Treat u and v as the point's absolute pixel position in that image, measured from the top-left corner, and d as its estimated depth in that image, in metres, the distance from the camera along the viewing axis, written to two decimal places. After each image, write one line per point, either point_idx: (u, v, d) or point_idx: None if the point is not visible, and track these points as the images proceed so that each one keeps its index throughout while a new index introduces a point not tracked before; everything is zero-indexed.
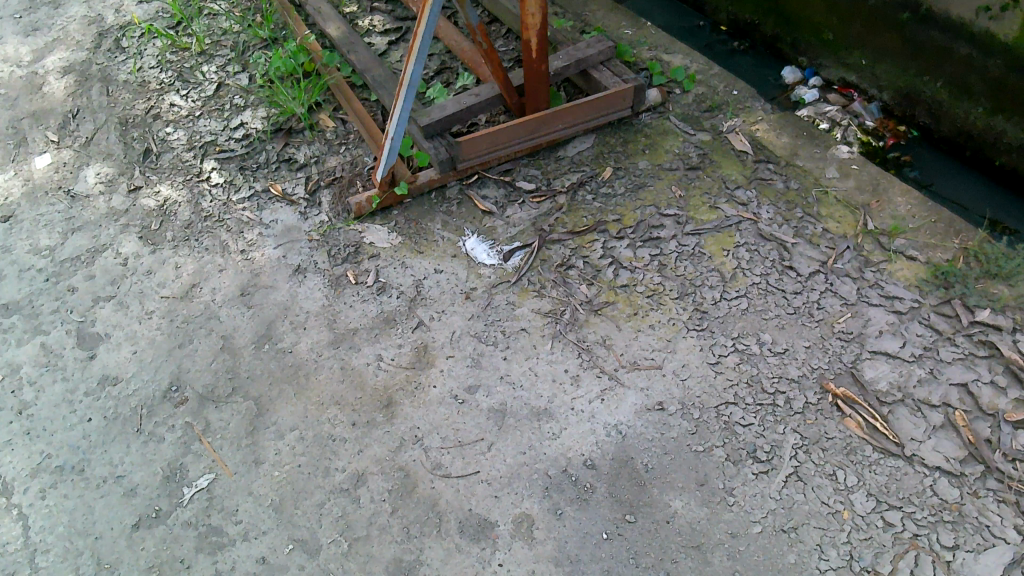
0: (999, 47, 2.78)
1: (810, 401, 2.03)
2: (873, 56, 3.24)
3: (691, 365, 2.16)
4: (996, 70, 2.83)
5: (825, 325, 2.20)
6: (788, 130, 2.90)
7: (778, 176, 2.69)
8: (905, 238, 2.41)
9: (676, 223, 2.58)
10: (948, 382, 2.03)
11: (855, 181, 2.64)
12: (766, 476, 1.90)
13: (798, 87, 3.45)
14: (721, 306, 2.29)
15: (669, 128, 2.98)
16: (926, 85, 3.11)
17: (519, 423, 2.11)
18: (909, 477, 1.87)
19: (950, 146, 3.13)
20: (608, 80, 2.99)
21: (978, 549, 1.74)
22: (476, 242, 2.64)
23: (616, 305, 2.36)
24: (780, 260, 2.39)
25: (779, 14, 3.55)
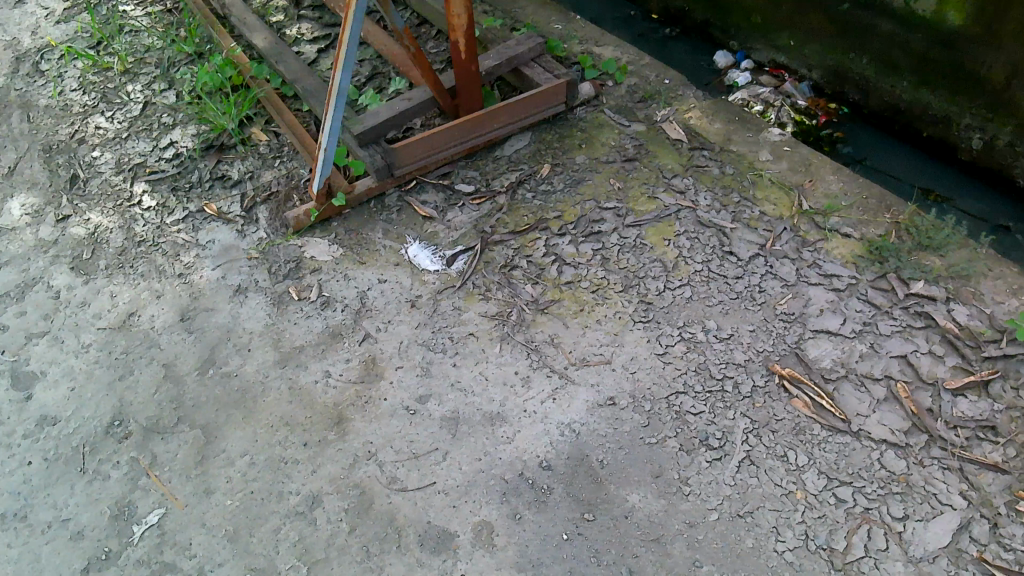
0: (919, 22, 2.85)
1: (758, 383, 2.04)
2: (800, 37, 3.33)
3: (640, 357, 2.15)
4: (917, 45, 2.91)
5: (768, 308, 2.22)
6: (721, 115, 2.92)
7: (713, 162, 2.71)
8: (839, 216, 2.44)
9: (617, 216, 2.58)
10: (889, 355, 2.06)
11: (788, 162, 2.67)
12: (720, 463, 1.90)
13: (731, 71, 3.53)
14: (666, 296, 2.30)
15: (604, 121, 2.99)
16: (853, 62, 3.20)
17: (472, 430, 2.08)
18: (857, 452, 1.88)
19: (879, 120, 3.23)
20: (540, 77, 2.98)
21: (927, 518, 1.75)
22: (419, 248, 2.60)
23: (562, 303, 2.35)
24: (721, 246, 2.41)
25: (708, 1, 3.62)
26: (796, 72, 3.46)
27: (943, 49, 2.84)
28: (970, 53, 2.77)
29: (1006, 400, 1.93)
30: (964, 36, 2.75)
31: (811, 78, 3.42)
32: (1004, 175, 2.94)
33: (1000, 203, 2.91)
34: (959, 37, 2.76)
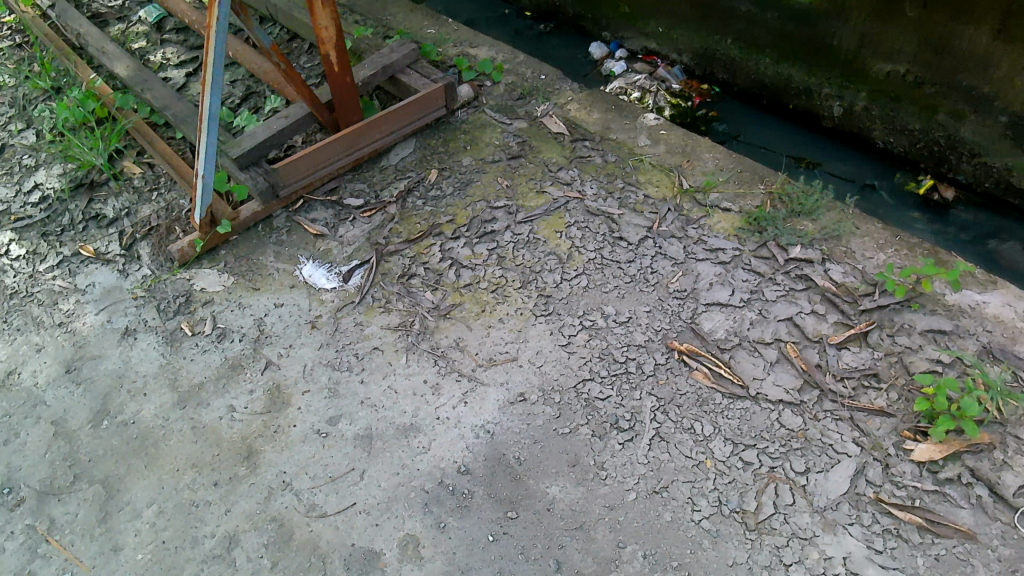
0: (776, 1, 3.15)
1: (659, 361, 2.10)
2: (667, 24, 3.62)
3: (544, 350, 2.18)
4: (775, 23, 3.22)
5: (661, 287, 2.28)
6: (598, 105, 2.99)
7: (596, 152, 2.77)
8: (718, 191, 2.54)
9: (508, 214, 2.60)
10: (777, 319, 2.16)
11: (666, 145, 2.76)
12: (632, 444, 1.94)
13: (607, 61, 3.80)
14: (563, 287, 2.33)
15: (485, 121, 3.00)
16: (718, 43, 3.50)
17: (387, 444, 2.05)
18: (758, 415, 1.96)
19: (749, 96, 3.56)
20: (417, 83, 2.97)
21: (827, 468, 1.84)
22: (313, 267, 2.54)
23: (463, 306, 2.35)
24: (611, 232, 2.46)
25: None
26: (667, 57, 3.74)
27: (798, 25, 3.15)
28: (822, 26, 3.08)
29: (884, 347, 2.05)
30: (815, 12, 3.06)
31: (681, 61, 3.71)
32: (862, 137, 3.29)
33: (862, 162, 3.27)
34: (810, 12, 3.07)
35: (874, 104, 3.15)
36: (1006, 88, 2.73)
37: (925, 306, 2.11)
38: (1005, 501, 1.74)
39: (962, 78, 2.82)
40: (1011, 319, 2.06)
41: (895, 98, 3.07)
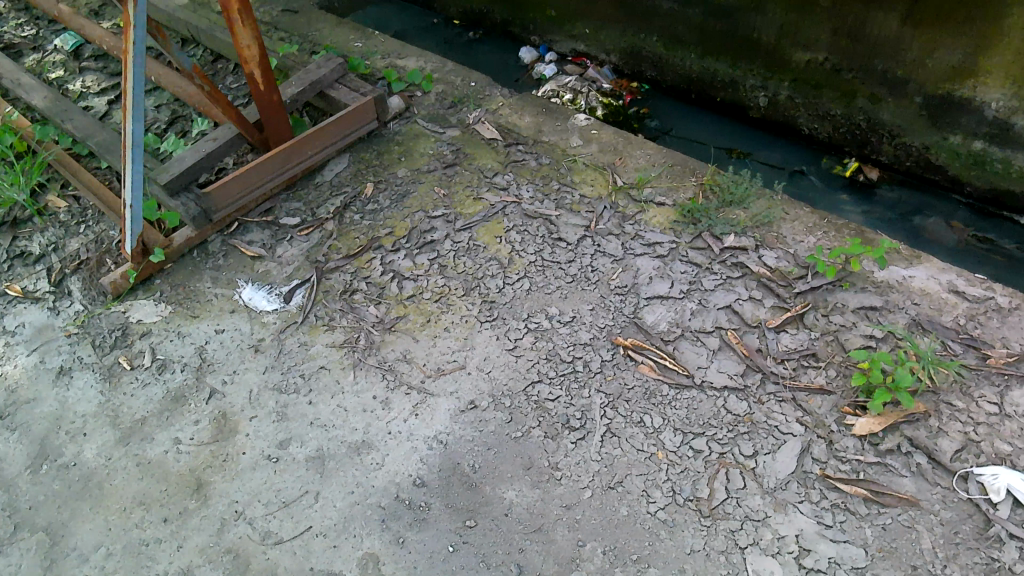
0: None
1: (605, 358, 2.12)
2: (594, 25, 3.67)
3: (492, 356, 2.17)
4: (696, 19, 3.30)
5: (603, 285, 2.31)
6: (529, 108, 3.01)
7: (530, 155, 2.79)
8: (651, 186, 2.58)
9: (446, 223, 2.59)
10: (716, 307, 2.20)
11: (598, 144, 2.79)
12: (584, 442, 1.95)
13: (538, 65, 3.83)
14: (506, 292, 2.33)
15: (418, 131, 2.99)
16: (644, 42, 3.56)
17: (339, 464, 2.01)
18: (704, 403, 1.99)
19: (677, 92, 3.63)
20: (346, 97, 2.94)
21: (774, 449, 1.88)
22: (252, 290, 2.49)
23: (408, 317, 2.33)
24: (550, 234, 2.48)
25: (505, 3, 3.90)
26: (596, 58, 3.79)
27: (719, 20, 3.23)
28: (742, 19, 3.16)
29: (820, 327, 2.11)
30: (734, 6, 3.14)
31: (610, 61, 3.76)
32: (788, 125, 3.39)
33: (790, 150, 3.37)
34: (730, 7, 3.16)
35: (797, 93, 3.24)
36: (918, 70, 2.85)
37: (856, 284, 2.18)
38: (943, 466, 1.80)
39: (877, 62, 2.93)
40: (937, 291, 2.14)
41: (816, 86, 3.16)
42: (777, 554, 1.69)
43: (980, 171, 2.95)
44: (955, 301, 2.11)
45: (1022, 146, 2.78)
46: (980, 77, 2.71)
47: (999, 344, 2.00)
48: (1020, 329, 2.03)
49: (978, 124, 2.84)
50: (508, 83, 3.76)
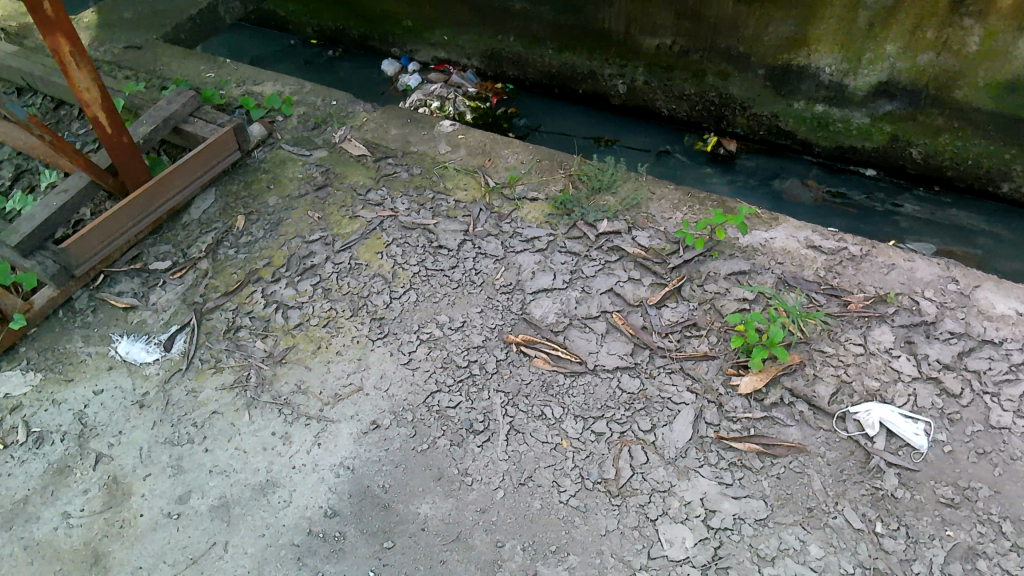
0: None
1: (500, 357, 2.14)
2: (450, 32, 3.69)
3: (388, 373, 2.15)
4: (549, 16, 3.37)
5: (488, 286, 2.32)
6: (393, 121, 2.99)
7: (400, 167, 2.78)
8: (523, 183, 2.62)
9: (325, 245, 2.55)
10: (599, 292, 2.26)
11: (466, 149, 2.81)
12: (490, 443, 1.95)
13: (401, 76, 3.81)
14: (394, 306, 2.31)
15: (284, 157, 2.92)
16: (502, 43, 3.61)
17: (245, 508, 1.93)
18: (599, 386, 2.04)
19: (542, 88, 3.70)
20: (203, 130, 2.84)
21: (670, 421, 1.95)
22: (129, 342, 2.36)
23: (297, 347, 2.27)
24: (430, 243, 2.48)
25: (359, 17, 3.86)
26: (458, 63, 3.81)
27: (570, 15, 3.32)
28: (591, 12, 3.26)
29: (697, 297, 2.20)
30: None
31: (473, 65, 3.79)
32: (649, 109, 3.51)
33: (653, 132, 3.50)
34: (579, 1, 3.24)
35: (652, 77, 3.37)
36: (757, 45, 3.03)
37: (724, 252, 2.29)
38: (822, 410, 1.92)
39: (720, 40, 3.09)
40: (797, 248, 2.28)
41: (667, 68, 3.30)
42: (686, 520, 1.76)
43: (824, 132, 3.18)
44: (814, 255, 2.26)
45: (856, 105, 3.03)
46: (812, 45, 2.92)
47: (856, 290, 2.15)
48: (873, 273, 2.19)
49: (817, 88, 3.05)
50: (373, 99, 3.73)
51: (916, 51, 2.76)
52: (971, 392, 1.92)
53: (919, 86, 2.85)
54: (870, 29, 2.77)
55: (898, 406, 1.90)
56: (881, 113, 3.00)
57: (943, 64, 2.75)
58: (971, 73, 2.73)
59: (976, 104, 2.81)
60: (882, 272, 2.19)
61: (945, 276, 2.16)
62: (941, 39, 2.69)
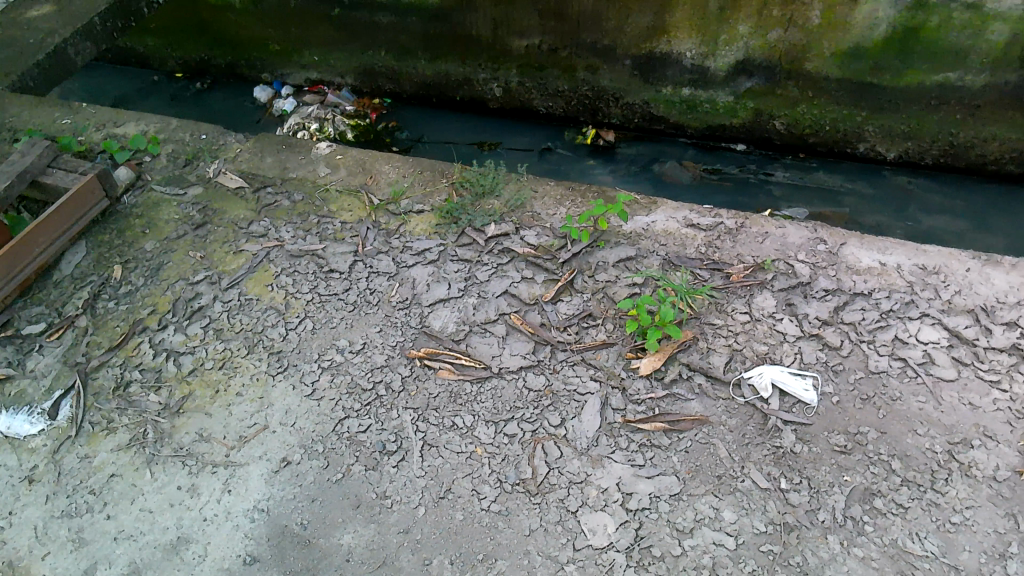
0: (410, 7, 3.29)
1: (405, 374, 2.12)
2: (319, 51, 3.62)
3: (293, 407, 2.09)
4: (416, 26, 3.36)
5: (384, 303, 2.30)
6: (268, 149, 2.92)
7: (281, 195, 2.71)
8: (407, 197, 2.61)
9: (211, 284, 2.45)
10: (495, 295, 2.27)
11: (346, 169, 2.77)
12: (405, 462, 1.93)
13: (275, 101, 3.72)
14: (291, 338, 2.25)
15: (157, 199, 2.80)
16: (373, 58, 3.57)
17: (158, 571, 1.83)
18: (507, 388, 2.06)
19: (419, 99, 3.69)
20: (64, 180, 2.68)
21: (578, 412, 1.98)
22: (9, 416, 2.18)
23: (194, 394, 2.17)
24: (320, 268, 2.43)
25: (222, 45, 3.74)
26: (332, 82, 3.74)
27: (437, 24, 3.32)
28: (457, 20, 3.27)
29: (589, 287, 2.25)
30: (446, 8, 3.23)
31: (347, 83, 3.73)
32: (527, 108, 3.56)
33: (534, 131, 3.55)
34: (444, 10, 3.25)
35: (525, 78, 3.41)
36: (620, 37, 3.12)
37: (610, 241, 2.34)
38: (719, 380, 2.00)
39: (585, 35, 3.16)
40: (677, 228, 2.36)
41: (539, 68, 3.35)
42: (605, 507, 1.79)
43: (693, 114, 3.31)
44: (694, 233, 2.34)
45: (719, 85, 3.16)
46: (671, 33, 3.03)
47: (736, 261, 2.25)
48: (750, 243, 2.29)
49: (681, 73, 3.17)
50: (249, 129, 3.64)
51: (766, 29, 2.91)
52: (850, 343, 2.04)
53: (773, 62, 3.01)
54: (721, 12, 2.91)
55: (786, 366, 2.00)
56: (743, 90, 3.14)
57: (791, 39, 2.92)
58: (817, 45, 2.91)
59: (826, 74, 2.99)
60: (758, 241, 2.30)
61: (814, 237, 2.29)
62: (787, 16, 2.85)
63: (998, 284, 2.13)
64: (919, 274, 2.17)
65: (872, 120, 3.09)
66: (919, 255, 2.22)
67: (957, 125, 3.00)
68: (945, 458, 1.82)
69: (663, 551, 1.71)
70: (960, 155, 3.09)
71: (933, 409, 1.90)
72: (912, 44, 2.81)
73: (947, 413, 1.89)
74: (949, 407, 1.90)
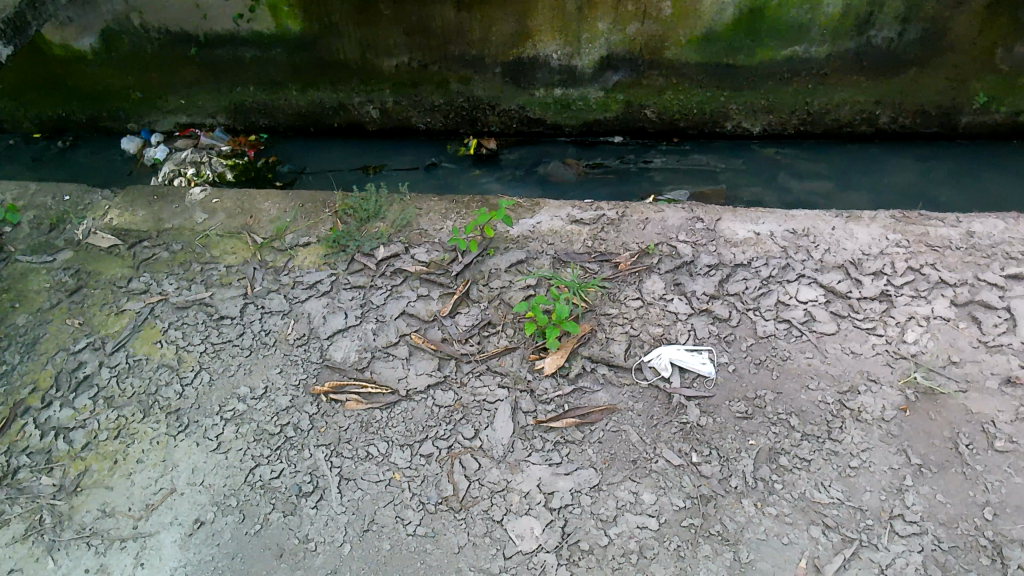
0: (272, 38, 3.22)
1: (312, 412, 2.07)
2: (185, 94, 3.48)
3: (200, 464, 1.99)
4: (282, 57, 3.29)
5: (281, 343, 2.24)
6: (139, 201, 2.79)
7: (159, 247, 2.60)
8: (292, 232, 2.55)
9: (94, 351, 2.32)
10: (393, 317, 2.25)
11: (224, 212, 2.68)
12: (324, 501, 1.88)
13: (145, 150, 3.55)
14: (188, 394, 2.16)
15: (24, 269, 2.63)
16: (241, 94, 3.47)
17: None
18: (417, 409, 2.04)
19: (296, 130, 3.61)
20: None
21: (490, 421, 1.98)
22: None
23: (91, 470, 2.03)
24: (211, 317, 2.34)
25: (78, 99, 3.55)
26: (203, 124, 3.61)
27: (303, 53, 3.26)
28: (322, 46, 3.23)
29: (485, 296, 2.26)
30: (310, 35, 3.19)
31: (219, 123, 3.61)
32: (407, 127, 3.54)
33: (417, 148, 3.53)
34: (307, 38, 3.20)
35: (398, 96, 3.40)
36: (487, 46, 3.16)
37: (500, 247, 2.37)
38: (621, 367, 2.05)
39: (452, 48, 3.18)
40: (562, 226, 2.40)
41: (412, 85, 3.35)
42: (529, 510, 1.80)
43: (567, 113, 3.38)
44: (579, 228, 2.39)
45: (588, 82, 3.25)
46: (535, 36, 3.09)
47: (622, 250, 2.31)
48: (633, 231, 2.36)
49: (550, 75, 3.23)
50: (120, 183, 3.45)
51: (624, 23, 3.01)
52: (738, 313, 2.13)
53: (635, 54, 3.11)
54: (579, 12, 2.99)
55: (682, 344, 2.07)
56: (611, 84, 3.24)
57: (648, 31, 3.02)
58: (673, 34, 3.03)
59: (686, 60, 3.11)
60: (639, 228, 2.37)
61: (691, 217, 2.38)
62: (641, 9, 2.96)
63: (861, 238, 2.27)
64: (791, 239, 2.29)
65: (734, 98, 3.24)
66: (788, 221, 2.34)
67: (809, 94, 3.19)
68: (838, 407, 1.92)
69: (591, 543, 1.73)
70: (816, 122, 3.29)
71: (820, 362, 2.01)
72: (759, 23, 2.96)
73: (833, 364, 2.00)
74: (835, 358, 2.01)
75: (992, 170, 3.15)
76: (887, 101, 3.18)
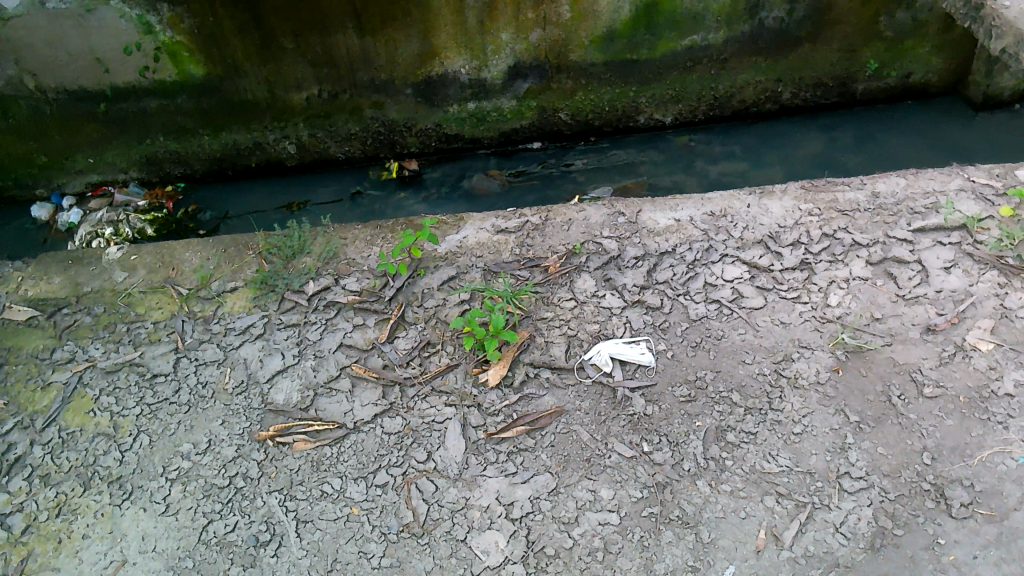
0: (175, 86, 3.14)
1: (260, 458, 2.02)
2: (91, 152, 3.35)
3: (150, 530, 1.92)
4: (188, 104, 3.21)
5: (220, 393, 2.19)
6: (52, 266, 2.67)
7: (79, 313, 2.50)
8: (217, 279, 2.49)
9: (23, 429, 2.21)
10: (331, 351, 2.23)
11: (144, 268, 2.60)
12: (284, 548, 1.84)
13: (58, 216, 3.41)
14: (128, 460, 2.08)
15: None
16: (151, 145, 3.36)
17: None
18: (367, 440, 2.01)
19: (212, 176, 3.54)
20: None
21: (441, 442, 1.97)
22: None
23: (34, 553, 1.93)
24: (143, 376, 2.27)
25: None
26: (115, 181, 3.48)
27: (209, 97, 3.19)
28: (228, 88, 3.17)
29: (421, 317, 2.25)
30: (213, 78, 3.13)
31: (132, 177, 3.49)
32: (326, 159, 3.50)
33: (339, 178, 3.50)
34: (212, 81, 3.14)
35: (311, 129, 3.37)
36: (395, 68, 3.15)
37: (430, 267, 2.36)
38: (564, 368, 2.06)
39: (361, 74, 3.17)
40: (488, 237, 2.41)
41: (324, 116, 3.32)
42: (492, 524, 1.79)
43: (482, 125, 3.40)
44: (505, 238, 2.41)
45: (499, 93, 3.27)
46: (441, 54, 3.11)
47: (550, 253, 2.33)
48: (559, 233, 2.39)
49: (461, 90, 3.25)
50: (35, 254, 3.31)
51: (526, 32, 3.05)
52: (669, 300, 2.17)
53: (541, 60, 3.15)
54: (480, 25, 3.02)
55: (619, 337, 2.10)
56: (522, 92, 3.27)
57: (551, 36, 3.07)
58: (575, 37, 3.08)
59: (591, 60, 3.17)
60: (564, 230, 2.39)
61: (613, 213, 2.42)
62: (541, 16, 3.00)
63: (776, 212, 2.34)
64: (710, 221, 2.34)
65: (642, 92, 3.31)
66: (706, 204, 2.40)
67: (713, 80, 3.28)
68: (775, 377, 1.97)
69: (556, 548, 1.73)
70: (722, 105, 3.38)
71: (753, 337, 2.06)
72: (656, 17, 3.04)
73: (766, 337, 2.06)
74: (766, 330, 2.07)
75: (890, 130, 3.29)
76: (786, 78, 3.30)
